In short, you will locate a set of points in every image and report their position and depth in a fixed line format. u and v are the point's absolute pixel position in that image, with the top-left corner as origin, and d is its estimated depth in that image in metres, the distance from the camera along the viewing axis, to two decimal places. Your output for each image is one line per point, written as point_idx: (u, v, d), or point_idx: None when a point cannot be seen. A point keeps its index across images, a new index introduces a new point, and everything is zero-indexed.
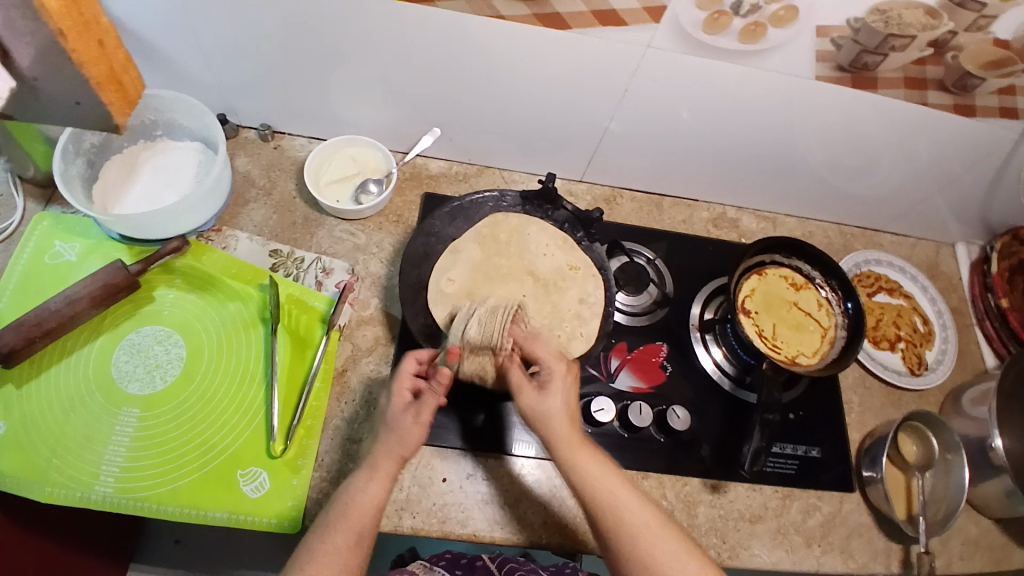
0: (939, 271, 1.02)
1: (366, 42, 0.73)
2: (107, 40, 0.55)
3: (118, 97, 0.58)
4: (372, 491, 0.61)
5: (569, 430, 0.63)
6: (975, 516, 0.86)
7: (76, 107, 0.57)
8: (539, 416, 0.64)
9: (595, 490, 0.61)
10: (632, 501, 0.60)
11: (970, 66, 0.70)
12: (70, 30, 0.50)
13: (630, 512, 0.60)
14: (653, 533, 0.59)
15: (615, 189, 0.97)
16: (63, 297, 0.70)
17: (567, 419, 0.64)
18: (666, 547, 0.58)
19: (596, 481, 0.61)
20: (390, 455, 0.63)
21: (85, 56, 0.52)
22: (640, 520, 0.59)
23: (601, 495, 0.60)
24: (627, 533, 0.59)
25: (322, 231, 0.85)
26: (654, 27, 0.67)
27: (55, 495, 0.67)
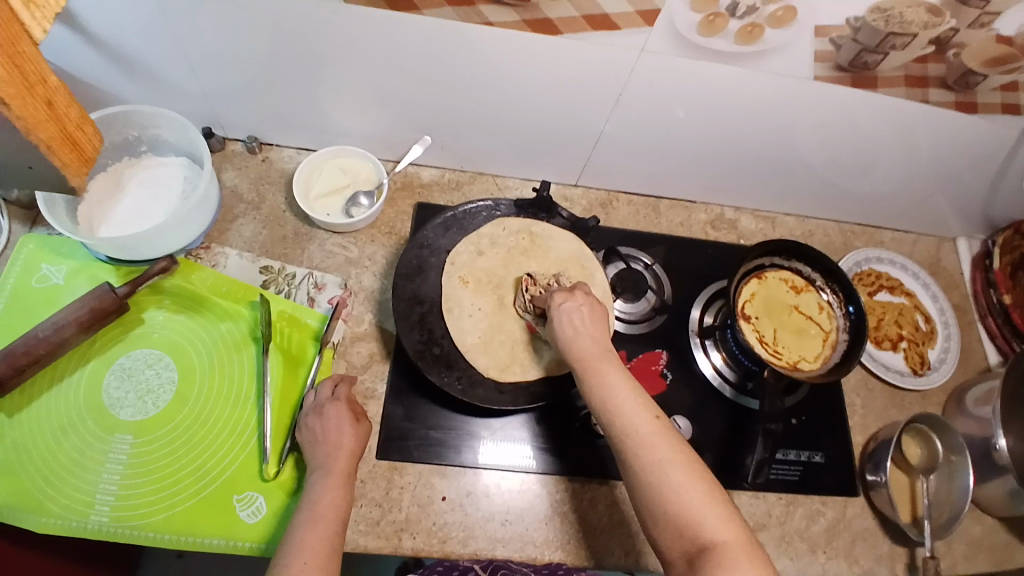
0: (940, 267, 1.01)
1: (353, 53, 0.71)
2: (57, 99, 0.47)
3: (72, 158, 0.50)
4: (332, 490, 0.63)
5: (592, 348, 0.62)
6: (979, 516, 0.85)
7: (29, 172, 0.50)
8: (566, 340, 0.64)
9: (603, 400, 0.58)
10: (637, 413, 0.56)
11: (972, 63, 0.69)
12: (11, 97, 0.43)
13: (635, 418, 0.56)
14: (654, 442, 0.55)
15: (612, 193, 0.96)
16: (51, 322, 0.68)
17: (588, 336, 0.63)
18: (659, 457, 0.54)
19: (610, 393, 0.58)
20: (344, 456, 0.66)
21: (32, 121, 0.45)
22: (645, 431, 0.55)
23: (615, 408, 0.57)
24: (627, 441, 0.55)
25: (314, 245, 0.84)
26: (648, 31, 0.65)
27: (50, 525, 0.66)
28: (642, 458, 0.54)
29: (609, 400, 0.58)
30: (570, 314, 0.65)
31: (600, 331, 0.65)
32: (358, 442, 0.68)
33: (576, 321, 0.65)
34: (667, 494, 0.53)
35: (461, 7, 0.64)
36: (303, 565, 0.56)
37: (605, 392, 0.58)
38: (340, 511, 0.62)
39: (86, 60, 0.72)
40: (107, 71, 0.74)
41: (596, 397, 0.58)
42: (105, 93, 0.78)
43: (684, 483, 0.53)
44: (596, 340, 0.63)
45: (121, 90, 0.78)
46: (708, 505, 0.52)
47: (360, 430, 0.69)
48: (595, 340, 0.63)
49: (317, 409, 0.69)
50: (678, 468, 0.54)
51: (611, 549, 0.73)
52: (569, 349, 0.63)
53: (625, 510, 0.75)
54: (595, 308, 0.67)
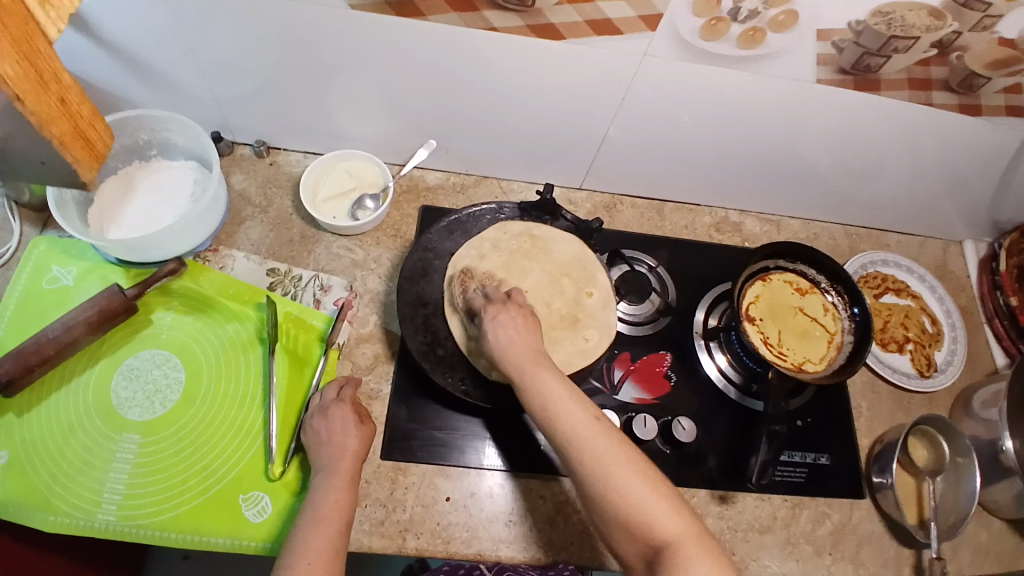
0: (947, 270, 1.01)
1: (359, 58, 0.72)
2: (69, 96, 0.46)
3: (85, 155, 0.49)
4: (336, 492, 0.64)
5: (525, 352, 0.61)
6: (987, 520, 0.84)
7: (41, 168, 0.47)
8: (500, 349, 0.62)
9: (542, 406, 0.57)
10: (575, 414, 0.56)
11: (975, 66, 0.69)
12: (26, 93, 0.41)
13: (574, 419, 0.56)
14: (596, 441, 0.55)
15: (616, 196, 0.96)
16: (61, 323, 0.69)
17: (521, 341, 0.63)
18: (602, 456, 0.54)
19: (546, 399, 0.57)
20: (347, 458, 0.66)
21: (45, 117, 0.44)
22: (587, 432, 0.55)
23: (554, 413, 0.56)
24: (567, 444, 0.55)
25: (320, 247, 0.84)
26: (651, 35, 0.66)
27: (58, 523, 0.67)
28: (584, 462, 0.54)
29: (547, 404, 0.57)
30: (503, 324, 0.64)
31: (534, 337, 0.64)
32: (362, 445, 0.68)
33: (510, 330, 0.64)
34: (614, 492, 0.53)
35: (465, 13, 0.65)
36: (307, 566, 0.57)
37: (543, 396, 0.57)
38: (344, 511, 0.63)
39: (97, 65, 0.73)
40: (117, 76, 0.75)
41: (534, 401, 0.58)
42: (117, 98, 0.80)
43: (630, 480, 0.53)
44: (528, 345, 0.62)
45: (132, 95, 0.79)
46: (655, 501, 0.53)
47: (364, 434, 0.69)
48: (527, 344, 0.62)
49: (320, 412, 0.70)
50: (628, 472, 0.54)
51: (616, 551, 0.73)
52: (501, 356, 0.62)
53: None
54: (528, 318, 0.66)
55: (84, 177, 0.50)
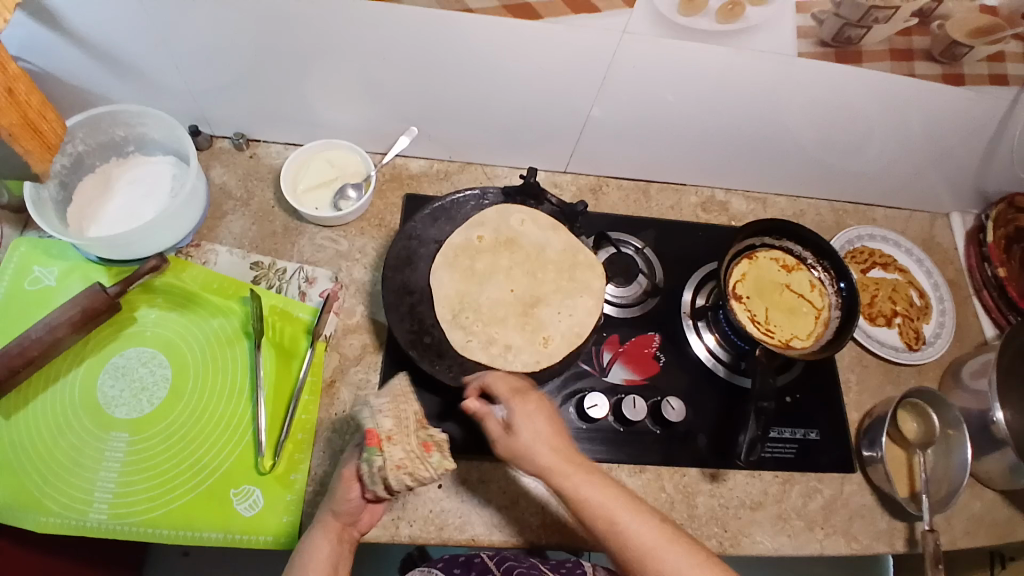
0: (934, 243, 1.01)
1: (335, 47, 0.71)
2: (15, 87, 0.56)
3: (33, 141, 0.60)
4: (318, 550, 0.63)
5: (554, 454, 0.58)
6: (979, 491, 0.84)
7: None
8: (517, 450, 0.59)
9: (598, 514, 0.55)
10: (643, 527, 0.54)
11: (957, 34, 0.68)
12: None
13: (629, 528, 0.54)
14: (668, 556, 0.53)
15: (601, 178, 0.95)
16: (44, 323, 0.69)
17: (551, 434, 0.60)
18: (649, 543, 0.54)
19: (609, 513, 0.55)
20: (331, 518, 0.65)
21: None
22: (649, 541, 0.54)
23: (620, 527, 0.54)
24: (641, 564, 0.53)
25: (304, 239, 0.84)
26: (629, 12, 0.66)
27: (50, 524, 0.67)
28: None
29: (602, 509, 0.55)
30: (523, 415, 0.61)
31: (558, 425, 0.61)
32: (356, 508, 0.66)
33: (534, 425, 0.60)
34: None
35: None
36: None
37: (586, 496, 0.56)
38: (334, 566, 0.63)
39: (70, 63, 0.72)
40: (90, 71, 0.74)
41: (592, 520, 0.55)
42: (91, 95, 0.78)
43: None
44: (558, 444, 0.59)
45: (107, 91, 0.78)
46: None
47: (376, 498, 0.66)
48: (552, 434, 0.60)
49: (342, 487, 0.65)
50: (700, 574, 0.52)
51: None
52: (528, 454, 0.59)
53: None
54: (545, 411, 0.62)
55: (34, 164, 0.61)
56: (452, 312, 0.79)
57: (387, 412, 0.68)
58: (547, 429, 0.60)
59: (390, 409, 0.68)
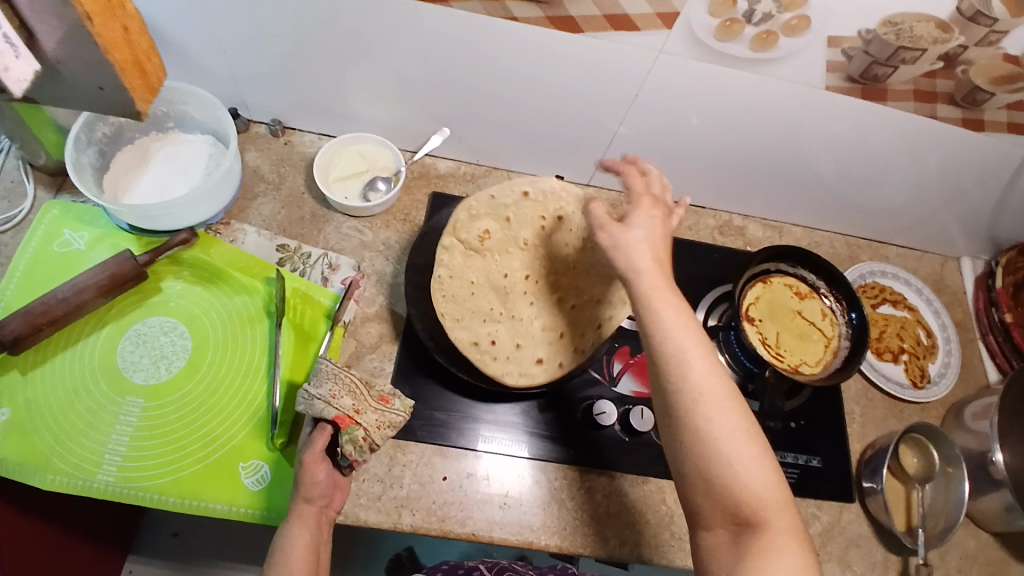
0: (943, 284, 1.02)
1: (379, 41, 0.73)
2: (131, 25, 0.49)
3: (140, 86, 0.52)
4: (298, 538, 0.61)
5: (650, 279, 0.57)
6: (974, 530, 0.85)
7: (98, 95, 0.50)
8: (615, 245, 0.59)
9: (674, 347, 0.54)
10: (709, 374, 0.54)
11: (980, 80, 0.71)
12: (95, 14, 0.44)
13: (698, 372, 0.53)
14: (721, 412, 0.53)
15: (623, 194, 0.97)
16: (71, 284, 0.70)
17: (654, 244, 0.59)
18: (709, 390, 0.53)
19: (679, 345, 0.54)
20: (304, 502, 0.64)
21: (109, 41, 0.46)
22: (713, 394, 0.53)
23: (686, 369, 0.53)
24: (690, 405, 0.53)
25: (330, 227, 0.86)
26: (667, 32, 0.67)
27: (57, 483, 0.67)
28: (703, 429, 0.52)
29: (682, 347, 0.54)
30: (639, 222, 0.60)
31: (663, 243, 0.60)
32: (326, 489, 0.65)
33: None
34: (725, 468, 0.52)
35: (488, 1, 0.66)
36: None
37: (670, 322, 0.55)
38: (314, 556, 0.61)
39: None
40: None
41: (659, 341, 0.55)
42: None
43: (747, 463, 0.52)
44: (653, 258, 0.59)
45: None
46: (758, 481, 0.52)
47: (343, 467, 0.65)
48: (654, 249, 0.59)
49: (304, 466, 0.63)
50: (746, 446, 0.52)
51: (606, 539, 0.74)
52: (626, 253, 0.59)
53: (620, 501, 0.76)
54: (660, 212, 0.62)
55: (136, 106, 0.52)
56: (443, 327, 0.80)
57: (336, 390, 0.63)
58: (654, 242, 0.59)
59: (341, 387, 0.63)
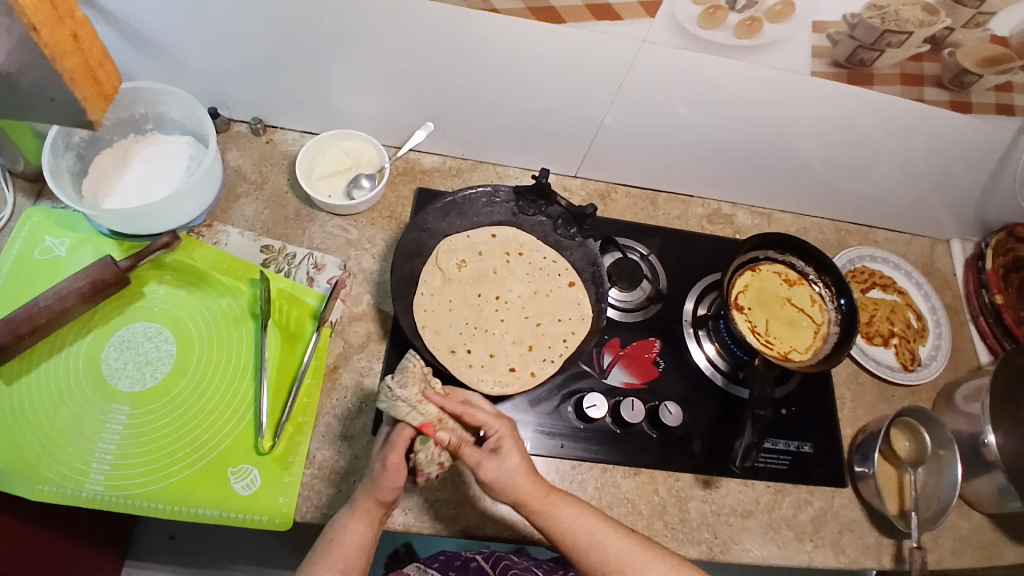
0: (933, 267, 1.02)
1: (359, 36, 0.72)
2: (81, 33, 0.54)
3: (94, 93, 0.58)
4: (355, 530, 0.60)
5: (532, 487, 0.62)
6: (966, 512, 0.85)
7: (49, 103, 0.57)
8: (502, 481, 0.61)
9: (584, 536, 0.61)
10: (615, 538, 0.62)
11: (967, 63, 0.70)
12: (43, 23, 0.50)
13: (646, 566, 0.61)
14: (644, 563, 0.61)
15: (610, 185, 0.97)
16: (52, 291, 0.70)
17: (526, 474, 0.62)
18: (656, 573, 0.61)
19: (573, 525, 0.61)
20: (371, 496, 0.61)
21: (59, 49, 0.52)
22: (632, 556, 0.61)
23: (597, 542, 0.61)
24: (620, 574, 0.60)
25: (315, 226, 0.85)
26: (650, 21, 0.67)
27: (45, 491, 0.67)
28: None
29: (619, 561, 0.61)
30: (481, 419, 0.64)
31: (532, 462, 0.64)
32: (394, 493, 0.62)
33: (501, 475, 0.61)
34: None
35: None
36: None
37: (614, 555, 0.61)
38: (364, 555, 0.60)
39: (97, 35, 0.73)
40: (116, 48, 0.75)
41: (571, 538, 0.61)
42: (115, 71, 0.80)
43: None
44: (535, 479, 0.62)
45: (131, 67, 0.79)
46: None
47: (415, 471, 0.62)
48: (529, 474, 0.62)
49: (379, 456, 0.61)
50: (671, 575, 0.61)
51: None
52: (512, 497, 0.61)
53: (612, 493, 0.76)
54: (511, 433, 0.64)
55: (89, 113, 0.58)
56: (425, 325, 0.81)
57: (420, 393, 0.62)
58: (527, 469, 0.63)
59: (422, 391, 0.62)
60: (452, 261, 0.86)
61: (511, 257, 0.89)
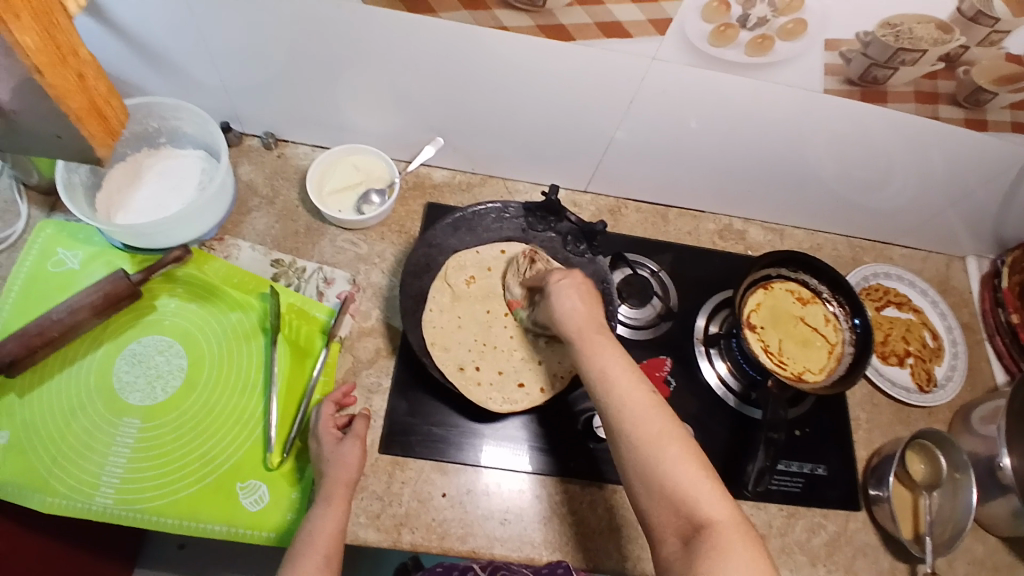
0: (949, 284, 1.01)
1: (370, 53, 0.72)
2: (87, 70, 0.50)
3: (98, 130, 0.53)
4: (331, 517, 0.62)
5: (587, 325, 0.65)
6: (981, 535, 0.84)
7: (54, 142, 0.51)
8: (561, 315, 0.67)
9: (599, 372, 0.60)
10: (632, 386, 0.58)
11: (983, 80, 0.69)
12: (45, 65, 0.45)
13: (644, 420, 0.56)
14: (647, 415, 0.56)
15: (620, 200, 0.96)
16: (66, 305, 0.70)
17: (584, 313, 0.66)
18: (653, 431, 0.55)
19: (606, 368, 0.60)
20: (340, 485, 0.65)
21: (62, 91, 0.48)
22: (640, 403, 0.57)
23: (610, 382, 0.59)
24: (624, 414, 0.57)
25: (325, 240, 0.85)
26: (660, 39, 0.66)
27: (56, 504, 0.67)
28: (636, 432, 0.55)
29: (626, 403, 0.57)
30: (566, 290, 0.68)
31: (595, 308, 0.67)
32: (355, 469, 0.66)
33: (572, 295, 0.68)
34: (661, 466, 0.54)
35: (476, 11, 0.65)
36: (312, 554, 0.59)
37: (624, 395, 0.58)
38: (339, 535, 0.62)
39: (113, 52, 0.74)
40: (129, 62, 0.76)
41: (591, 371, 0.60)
42: (130, 86, 0.80)
43: (678, 459, 0.54)
44: (588, 319, 0.66)
45: (145, 82, 0.80)
46: (686, 470, 0.54)
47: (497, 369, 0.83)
48: (591, 315, 0.66)
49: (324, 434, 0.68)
50: (672, 442, 0.55)
51: (610, 553, 0.73)
52: (568, 323, 0.66)
53: (623, 516, 0.75)
54: (590, 289, 0.69)
55: (96, 152, 0.54)
56: (433, 341, 0.81)
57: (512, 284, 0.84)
58: (587, 309, 0.66)
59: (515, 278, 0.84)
60: (462, 277, 0.86)
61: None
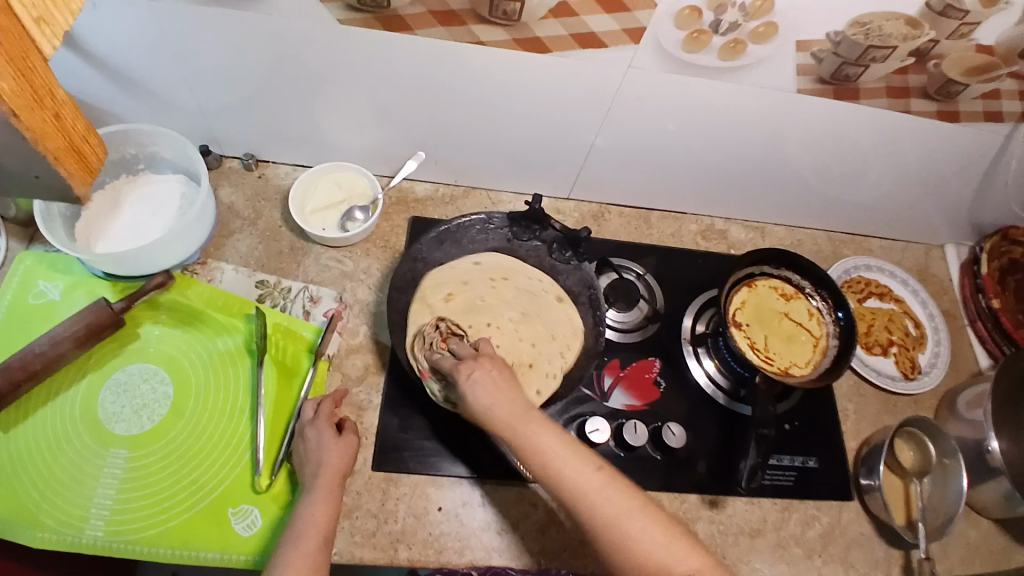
0: (929, 274, 1.02)
1: (347, 71, 0.73)
2: (63, 111, 0.41)
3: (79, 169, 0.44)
4: (320, 506, 0.63)
5: (511, 413, 0.55)
6: (975, 520, 0.85)
7: (33, 183, 0.43)
8: (475, 408, 0.56)
9: (541, 459, 0.54)
10: (581, 469, 0.54)
11: (954, 72, 0.70)
12: (22, 108, 0.37)
13: (602, 502, 0.53)
14: (605, 496, 0.53)
15: (603, 205, 0.97)
16: (48, 337, 0.69)
17: (503, 402, 0.56)
18: (616, 512, 0.52)
19: (550, 456, 0.54)
20: (333, 473, 0.66)
21: (39, 132, 0.40)
22: (592, 485, 0.53)
23: (557, 472, 0.53)
24: (577, 502, 0.53)
25: (309, 259, 0.85)
26: (634, 48, 0.67)
27: (46, 539, 0.66)
28: (596, 517, 0.52)
29: (578, 490, 0.53)
30: (478, 382, 0.57)
31: (513, 395, 0.56)
32: (343, 457, 0.68)
33: (486, 389, 0.56)
34: (630, 545, 0.51)
35: (452, 26, 0.66)
36: (298, 547, 0.59)
37: (574, 484, 0.53)
38: (329, 528, 0.62)
39: (86, 80, 0.73)
40: (103, 89, 0.75)
41: (532, 459, 0.54)
42: (105, 113, 0.80)
43: (646, 530, 0.52)
44: (513, 401, 0.57)
45: (120, 108, 0.79)
46: (660, 539, 0.52)
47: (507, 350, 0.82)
48: (511, 407, 0.55)
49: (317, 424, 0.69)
50: (637, 515, 0.53)
51: None
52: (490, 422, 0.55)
53: None
54: (505, 373, 0.58)
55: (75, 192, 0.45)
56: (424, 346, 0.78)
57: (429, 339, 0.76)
58: (509, 392, 0.58)
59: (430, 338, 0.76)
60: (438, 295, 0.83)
61: (498, 283, 0.86)
